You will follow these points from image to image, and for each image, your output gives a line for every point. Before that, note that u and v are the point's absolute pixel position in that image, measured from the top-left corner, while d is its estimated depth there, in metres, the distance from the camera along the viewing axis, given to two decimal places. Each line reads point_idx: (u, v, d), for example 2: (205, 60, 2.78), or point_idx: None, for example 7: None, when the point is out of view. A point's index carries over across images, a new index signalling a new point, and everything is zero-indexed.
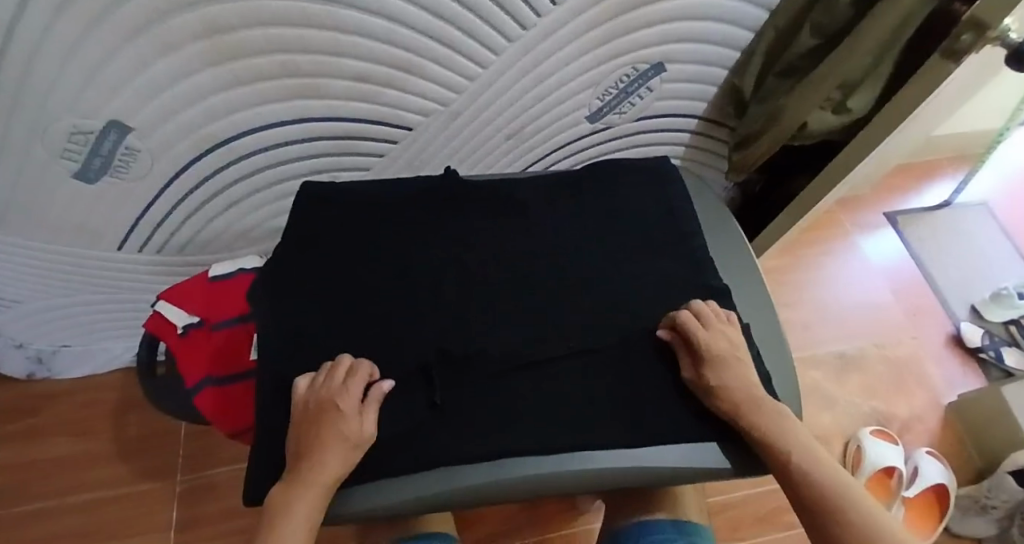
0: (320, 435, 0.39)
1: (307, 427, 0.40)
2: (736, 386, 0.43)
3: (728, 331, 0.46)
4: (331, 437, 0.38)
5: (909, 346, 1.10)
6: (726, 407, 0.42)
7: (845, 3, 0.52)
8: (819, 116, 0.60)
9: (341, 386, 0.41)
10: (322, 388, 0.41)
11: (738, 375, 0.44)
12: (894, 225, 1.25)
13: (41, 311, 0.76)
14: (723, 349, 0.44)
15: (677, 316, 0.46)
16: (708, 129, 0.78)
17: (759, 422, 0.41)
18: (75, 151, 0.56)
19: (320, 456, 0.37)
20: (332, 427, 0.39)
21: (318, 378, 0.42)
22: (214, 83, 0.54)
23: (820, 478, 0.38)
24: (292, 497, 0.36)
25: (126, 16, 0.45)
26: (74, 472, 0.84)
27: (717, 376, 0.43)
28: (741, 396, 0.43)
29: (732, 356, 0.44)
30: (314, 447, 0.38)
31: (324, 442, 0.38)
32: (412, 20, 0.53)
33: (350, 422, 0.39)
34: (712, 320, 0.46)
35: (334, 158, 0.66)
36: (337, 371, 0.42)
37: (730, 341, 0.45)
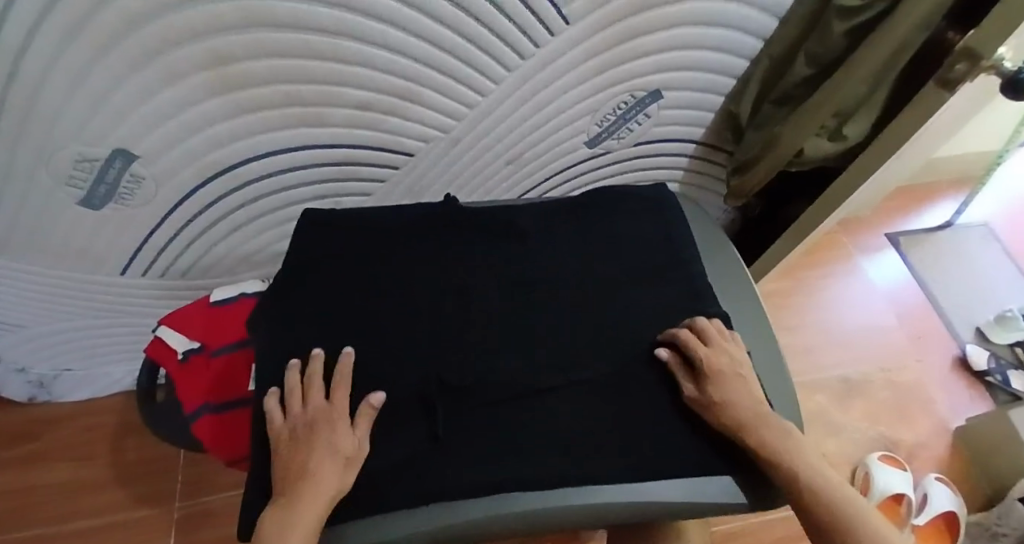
0: (312, 451, 0.39)
1: (296, 448, 0.40)
2: (739, 402, 0.43)
3: (731, 347, 0.47)
4: (324, 453, 0.39)
5: (914, 370, 1.09)
6: (729, 425, 0.42)
7: (838, 34, 0.53)
8: (815, 142, 0.60)
9: (326, 406, 0.42)
10: (306, 409, 0.42)
11: (741, 393, 0.44)
12: (896, 247, 1.25)
13: (43, 335, 0.77)
14: (725, 367, 0.45)
15: (677, 333, 0.47)
16: (707, 154, 0.78)
17: (764, 437, 0.41)
18: (80, 178, 0.56)
19: (315, 472, 0.38)
20: (325, 446, 0.39)
21: (297, 398, 0.43)
22: (219, 111, 0.55)
23: (827, 498, 0.38)
24: (286, 514, 0.35)
25: (134, 48, 0.46)
26: (70, 499, 0.83)
27: (720, 393, 0.43)
28: (747, 414, 0.43)
29: (734, 374, 0.45)
30: (312, 465, 0.38)
31: (318, 459, 0.38)
32: (412, 51, 0.54)
33: (340, 437, 0.40)
34: (715, 336, 0.47)
35: (336, 184, 0.67)
36: (314, 388, 0.43)
37: (733, 358, 0.46)
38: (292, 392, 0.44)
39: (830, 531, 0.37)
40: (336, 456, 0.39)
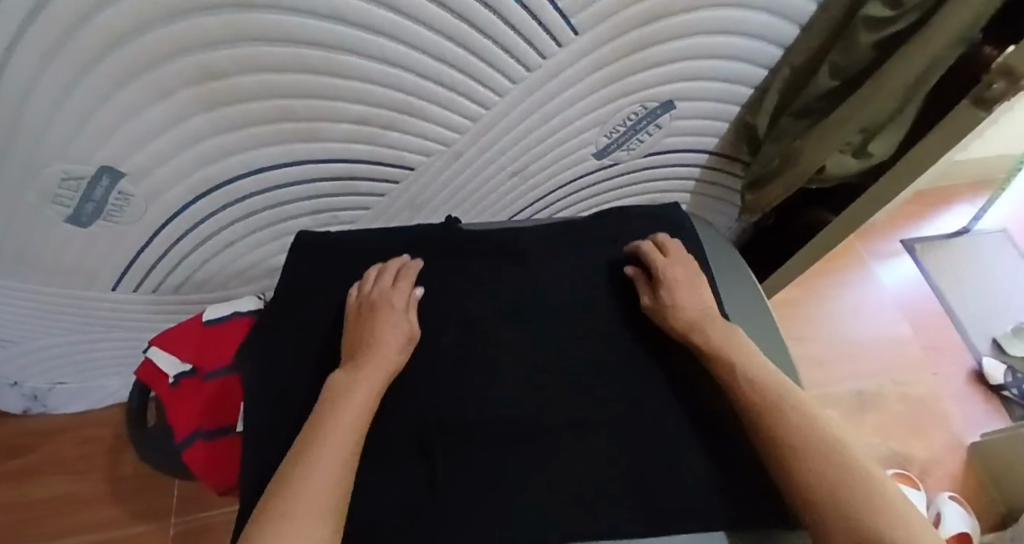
0: (375, 327, 0.44)
1: (361, 325, 0.45)
2: (688, 303, 0.47)
3: (686, 259, 0.51)
4: (388, 329, 0.44)
5: (928, 384, 1.06)
6: (678, 323, 0.46)
7: (865, 45, 0.50)
8: (838, 159, 0.57)
9: (393, 290, 0.47)
10: (373, 292, 0.47)
11: (692, 299, 0.48)
12: (911, 254, 1.22)
13: (35, 350, 0.75)
14: (680, 276, 0.49)
15: (641, 249, 0.52)
16: (721, 165, 0.75)
17: (710, 336, 0.44)
18: (66, 196, 0.54)
19: (377, 343, 0.43)
20: (386, 322, 0.44)
21: (371, 283, 0.48)
22: (210, 127, 0.52)
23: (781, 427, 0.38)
24: (348, 377, 0.40)
25: (116, 64, 0.43)
26: (67, 514, 0.82)
27: (675, 296, 0.47)
28: (695, 315, 0.46)
29: (690, 281, 0.49)
30: (373, 339, 0.43)
31: (381, 332, 0.43)
32: (411, 64, 0.51)
33: (396, 317, 0.45)
34: (673, 250, 0.51)
35: (333, 199, 0.64)
36: (384, 276, 0.48)
37: (688, 268, 0.50)
38: (366, 281, 0.49)
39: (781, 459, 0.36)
40: (397, 333, 0.44)
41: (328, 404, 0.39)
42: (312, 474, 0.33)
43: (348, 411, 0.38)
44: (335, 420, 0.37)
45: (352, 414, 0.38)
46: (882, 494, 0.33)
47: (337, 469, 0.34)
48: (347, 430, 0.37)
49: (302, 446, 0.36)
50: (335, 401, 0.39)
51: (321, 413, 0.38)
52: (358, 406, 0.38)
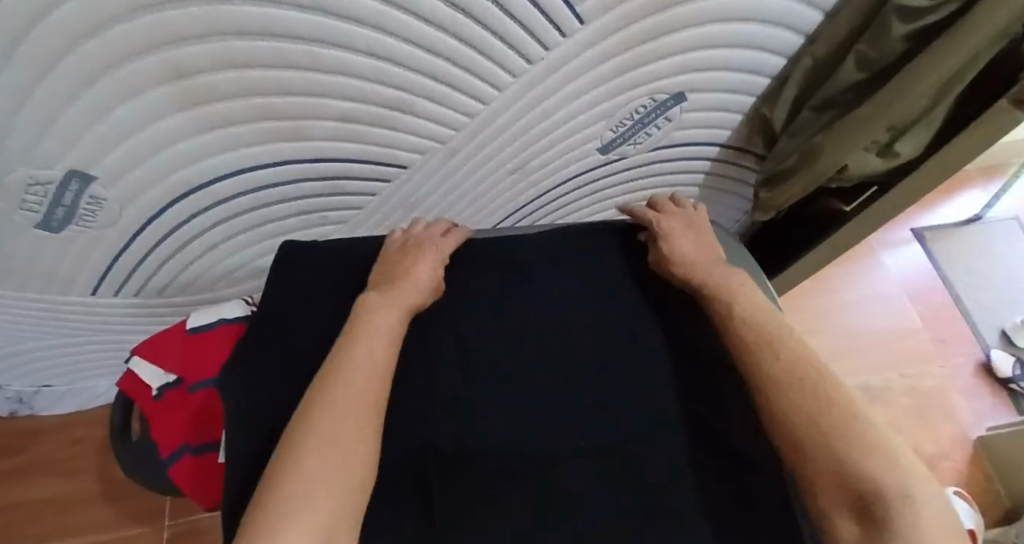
0: (416, 260, 0.49)
1: (403, 254, 0.49)
2: (682, 246, 0.50)
3: (684, 213, 0.55)
4: (429, 264, 0.49)
5: (936, 377, 1.04)
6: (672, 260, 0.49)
7: (898, 36, 0.46)
8: (862, 157, 0.53)
9: (436, 237, 0.52)
10: (417, 234, 0.52)
11: (690, 245, 0.51)
12: (920, 242, 1.18)
13: (16, 354, 0.72)
14: (674, 226, 0.52)
15: (634, 210, 0.55)
16: (732, 157, 0.71)
17: (705, 277, 0.47)
18: (35, 202, 0.50)
19: (417, 272, 0.47)
20: (422, 260, 0.48)
21: (411, 229, 0.53)
22: (183, 128, 0.48)
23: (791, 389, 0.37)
24: (389, 292, 0.45)
25: (75, 63, 0.39)
26: (59, 517, 0.81)
27: (672, 244, 0.50)
28: (691, 260, 0.49)
29: (687, 229, 0.53)
30: (408, 271, 0.47)
31: (421, 264, 0.48)
32: (401, 57, 0.47)
33: (433, 259, 0.49)
34: (668, 207, 0.55)
35: (323, 199, 0.61)
36: (436, 227, 0.53)
37: (681, 220, 0.54)
38: (412, 228, 0.53)
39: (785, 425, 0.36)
40: (434, 268, 0.48)
41: (370, 307, 0.43)
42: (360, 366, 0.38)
43: (389, 318, 0.42)
44: (375, 324, 0.41)
45: (393, 322, 0.42)
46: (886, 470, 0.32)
47: (380, 363, 0.39)
48: (387, 334, 0.41)
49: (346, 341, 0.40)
50: (377, 308, 0.43)
51: (364, 315, 0.42)
52: (398, 317, 0.43)
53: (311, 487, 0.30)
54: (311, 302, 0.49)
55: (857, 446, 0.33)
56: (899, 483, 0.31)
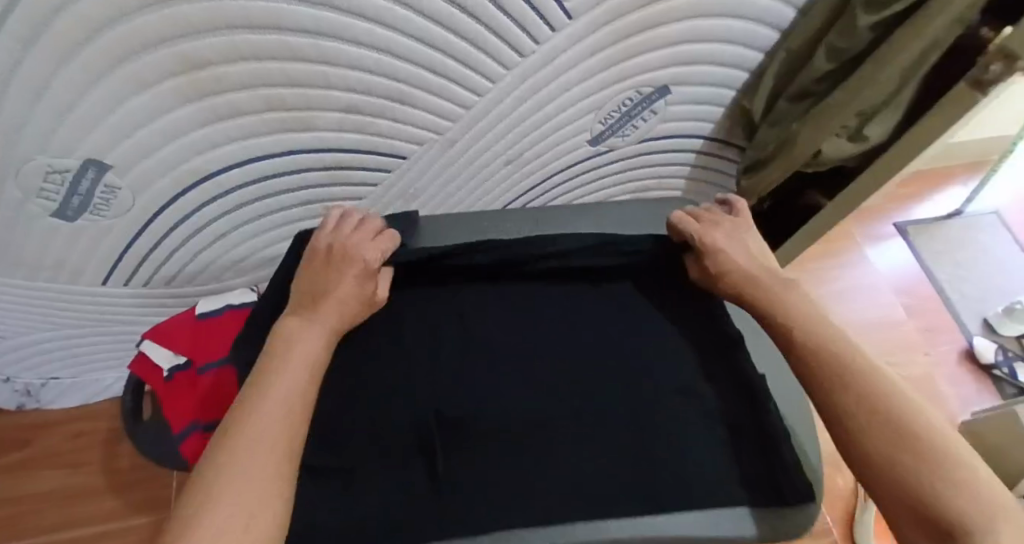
0: (335, 277, 0.44)
1: (322, 271, 0.44)
2: (743, 263, 0.47)
3: (721, 218, 0.51)
4: (349, 280, 0.44)
5: (923, 366, 1.07)
6: (736, 281, 0.46)
7: (864, 27, 0.50)
8: (835, 143, 0.57)
9: (361, 242, 0.46)
10: (342, 239, 0.47)
11: (742, 262, 0.47)
12: (903, 235, 1.22)
13: (25, 345, 0.74)
14: (722, 240, 0.49)
15: (678, 218, 0.51)
16: (715, 149, 0.74)
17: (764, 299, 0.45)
18: (52, 189, 0.53)
19: (335, 293, 0.43)
20: (347, 273, 0.44)
21: (339, 227, 0.48)
22: (193, 118, 0.51)
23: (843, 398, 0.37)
24: (304, 320, 0.41)
25: (95, 54, 0.42)
26: (65, 507, 0.82)
27: (722, 264, 0.47)
28: (745, 281, 0.46)
29: (734, 239, 0.49)
30: (334, 284, 0.44)
31: (347, 281, 0.44)
32: (401, 51, 0.50)
33: (360, 268, 0.45)
34: (708, 215, 0.51)
35: (325, 189, 0.63)
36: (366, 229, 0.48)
37: (722, 226, 0.50)
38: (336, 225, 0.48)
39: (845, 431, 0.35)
40: (361, 285, 0.44)
41: (279, 340, 0.39)
42: (260, 405, 0.34)
43: (300, 348, 0.38)
44: (300, 345, 0.39)
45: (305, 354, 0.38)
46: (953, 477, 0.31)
47: (288, 399, 0.35)
48: (298, 366, 0.37)
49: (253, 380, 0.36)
50: (287, 339, 0.39)
51: (272, 349, 0.38)
52: (320, 340, 0.40)
53: (194, 522, 0.27)
54: None
55: (936, 466, 0.32)
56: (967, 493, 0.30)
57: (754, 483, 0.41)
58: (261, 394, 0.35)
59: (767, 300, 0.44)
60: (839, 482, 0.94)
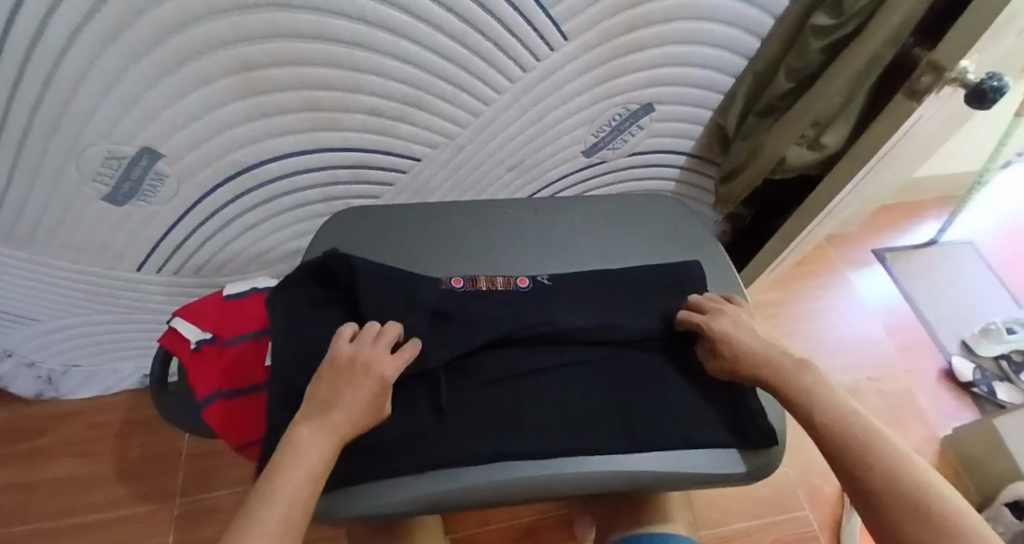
0: (349, 392, 0.39)
1: (336, 384, 0.40)
2: (757, 347, 0.45)
3: (734, 308, 0.49)
4: (364, 396, 0.39)
5: (904, 381, 1.11)
6: (745, 370, 0.44)
7: (815, 49, 0.59)
8: (797, 151, 0.65)
9: (380, 354, 0.41)
10: (359, 350, 0.41)
11: (751, 344, 0.45)
12: (882, 261, 1.29)
13: (57, 328, 0.80)
14: (727, 327, 0.46)
15: (680, 313, 0.49)
16: (697, 166, 0.83)
17: (782, 376, 0.43)
18: (107, 174, 0.60)
19: (345, 408, 0.38)
20: (355, 387, 0.39)
21: (359, 339, 0.43)
22: (241, 115, 0.59)
23: (839, 423, 0.39)
24: (310, 434, 0.37)
25: (166, 52, 0.50)
26: (75, 493, 0.85)
27: (731, 351, 0.45)
28: (757, 360, 0.44)
29: (742, 328, 0.46)
30: (341, 399, 0.39)
31: (355, 397, 0.39)
32: (423, 62, 0.59)
33: (369, 383, 0.40)
34: (713, 306, 0.49)
35: (347, 186, 0.71)
36: (382, 340, 0.43)
37: (736, 315, 0.48)
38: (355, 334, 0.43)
39: (842, 455, 0.37)
40: (369, 400, 0.39)
41: (285, 453, 0.36)
42: (255, 525, 0.31)
43: (301, 470, 0.35)
44: (299, 465, 0.35)
45: (309, 473, 0.35)
46: (931, 491, 0.34)
47: (284, 526, 0.32)
48: (300, 486, 0.34)
49: (252, 494, 0.34)
50: (292, 454, 0.36)
51: (276, 463, 0.35)
52: (320, 460, 0.36)
53: None
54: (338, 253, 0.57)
55: (922, 486, 0.34)
56: (943, 502, 0.33)
57: (733, 429, 0.46)
58: (258, 516, 0.32)
59: (788, 388, 0.42)
60: (827, 490, 0.96)
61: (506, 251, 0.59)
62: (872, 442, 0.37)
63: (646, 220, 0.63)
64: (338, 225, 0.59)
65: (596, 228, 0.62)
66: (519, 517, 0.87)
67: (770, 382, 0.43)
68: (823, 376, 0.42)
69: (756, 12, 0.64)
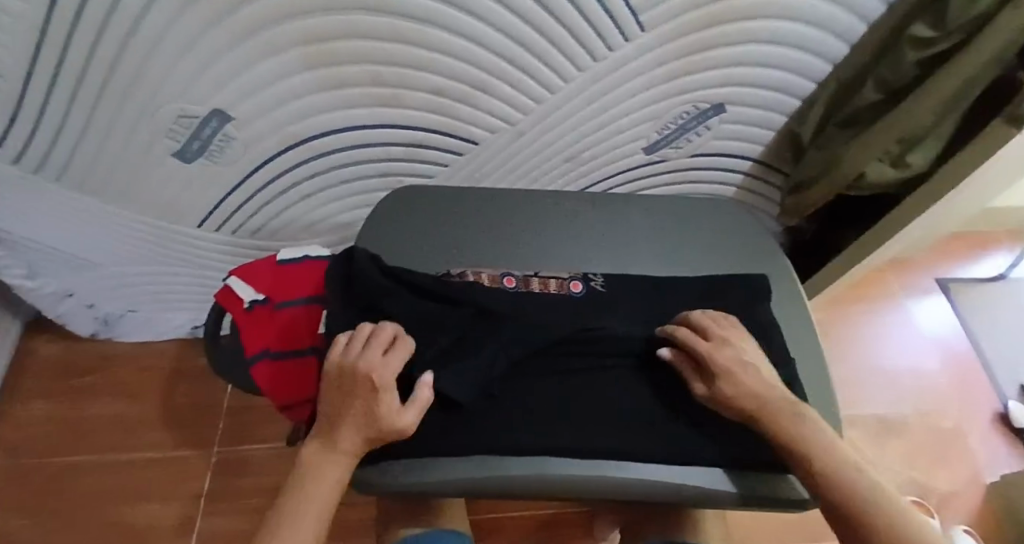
0: (349, 408, 0.39)
1: (338, 400, 0.39)
2: (758, 387, 0.41)
3: (735, 337, 0.45)
4: (364, 408, 0.39)
5: (952, 419, 1.06)
6: (752, 413, 0.40)
7: (910, 61, 0.56)
8: (878, 167, 0.62)
9: (373, 359, 0.40)
10: (352, 359, 0.40)
11: (754, 384, 0.41)
12: (944, 292, 1.23)
13: (117, 275, 0.83)
14: (732, 359, 0.42)
15: (677, 334, 0.45)
16: (762, 173, 0.80)
17: (777, 420, 0.39)
18: (178, 132, 0.62)
19: (347, 428, 0.38)
20: (355, 401, 0.39)
21: (352, 345, 0.42)
22: (308, 85, 0.59)
23: (819, 460, 0.37)
24: (318, 460, 0.38)
25: (242, 18, 0.50)
26: (121, 432, 0.90)
27: (731, 387, 0.41)
28: (755, 402, 0.40)
29: (743, 364, 0.42)
30: (343, 416, 0.39)
31: (355, 412, 0.39)
32: (494, 44, 0.58)
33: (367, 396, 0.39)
34: (714, 332, 0.45)
35: (403, 163, 0.71)
36: (372, 343, 0.41)
37: (739, 348, 0.44)
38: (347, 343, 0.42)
39: (829, 489, 0.36)
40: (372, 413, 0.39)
41: (297, 483, 0.37)
42: None
43: (312, 500, 0.36)
44: (309, 494, 0.36)
45: (316, 501, 0.36)
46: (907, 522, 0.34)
47: None
48: (311, 514, 0.35)
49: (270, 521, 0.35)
50: (302, 483, 0.37)
51: (290, 493, 0.37)
52: (329, 487, 0.37)
53: None
54: (392, 231, 0.57)
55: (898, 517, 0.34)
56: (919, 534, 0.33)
57: None
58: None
59: (778, 427, 0.39)
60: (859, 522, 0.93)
61: (557, 244, 0.58)
62: (855, 475, 0.36)
63: (705, 225, 0.61)
64: (395, 202, 0.60)
65: (654, 228, 0.60)
66: (542, 509, 0.87)
67: (771, 429, 0.39)
68: (809, 414, 0.40)
69: (848, 16, 0.61)
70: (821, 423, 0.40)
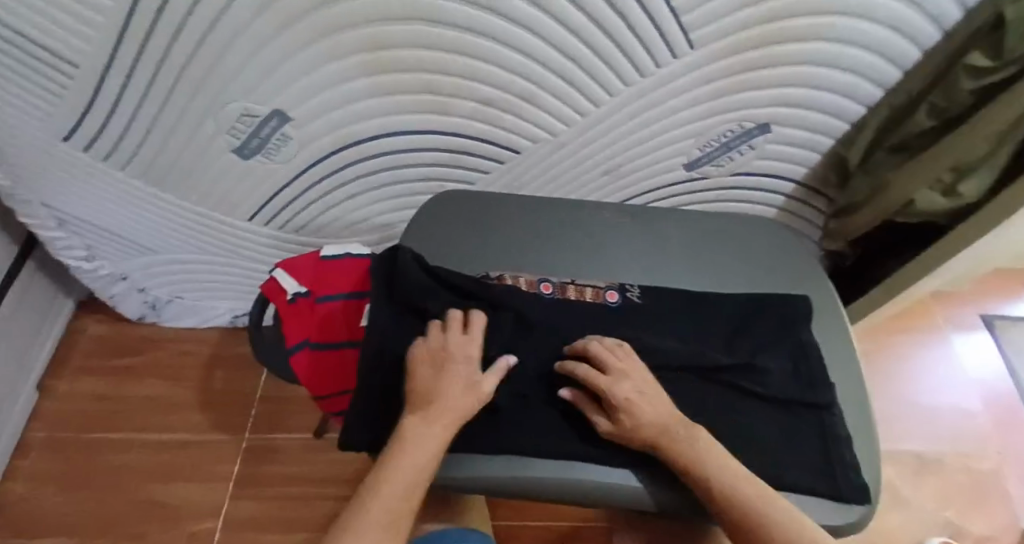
0: (446, 384, 0.41)
1: (433, 377, 0.42)
2: (657, 420, 0.40)
3: (631, 364, 0.43)
4: (459, 386, 0.42)
5: (993, 461, 1.01)
6: (652, 444, 0.40)
7: (966, 90, 0.55)
8: (928, 195, 0.61)
9: (465, 344, 0.44)
10: (445, 341, 0.44)
11: (654, 417, 0.40)
12: (989, 328, 1.18)
13: (169, 261, 0.87)
14: (629, 392, 0.41)
15: (575, 369, 0.43)
16: (806, 196, 0.80)
17: (678, 453, 0.39)
18: (240, 129, 0.65)
19: (444, 401, 0.40)
20: (449, 378, 0.42)
21: (442, 329, 0.45)
22: (364, 90, 0.62)
23: (722, 491, 0.37)
24: (416, 431, 0.39)
25: (309, 24, 0.53)
26: (160, 413, 0.93)
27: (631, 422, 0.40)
28: (658, 437, 0.40)
29: (646, 397, 0.41)
30: (438, 392, 0.41)
31: (452, 387, 0.41)
32: (545, 57, 0.59)
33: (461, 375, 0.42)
34: (612, 363, 0.43)
35: (447, 168, 0.73)
36: (459, 330, 0.45)
37: (637, 377, 0.42)
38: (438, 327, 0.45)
39: (737, 520, 0.36)
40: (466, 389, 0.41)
41: (393, 451, 0.38)
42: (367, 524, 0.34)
43: (411, 466, 0.37)
44: (409, 460, 0.37)
45: (416, 466, 0.37)
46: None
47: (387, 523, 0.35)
48: (411, 480, 0.37)
49: (368, 485, 0.37)
50: (400, 450, 0.38)
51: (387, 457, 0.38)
52: (427, 455, 0.38)
53: None
54: (435, 232, 0.59)
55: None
56: None
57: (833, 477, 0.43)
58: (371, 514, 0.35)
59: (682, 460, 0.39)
60: None
61: (597, 255, 0.58)
62: (760, 505, 0.36)
63: (745, 244, 0.61)
64: (439, 205, 0.61)
65: (693, 244, 0.60)
66: (562, 519, 0.87)
67: (675, 462, 0.39)
68: (708, 440, 0.40)
69: (905, 42, 0.60)
70: (723, 449, 0.40)
